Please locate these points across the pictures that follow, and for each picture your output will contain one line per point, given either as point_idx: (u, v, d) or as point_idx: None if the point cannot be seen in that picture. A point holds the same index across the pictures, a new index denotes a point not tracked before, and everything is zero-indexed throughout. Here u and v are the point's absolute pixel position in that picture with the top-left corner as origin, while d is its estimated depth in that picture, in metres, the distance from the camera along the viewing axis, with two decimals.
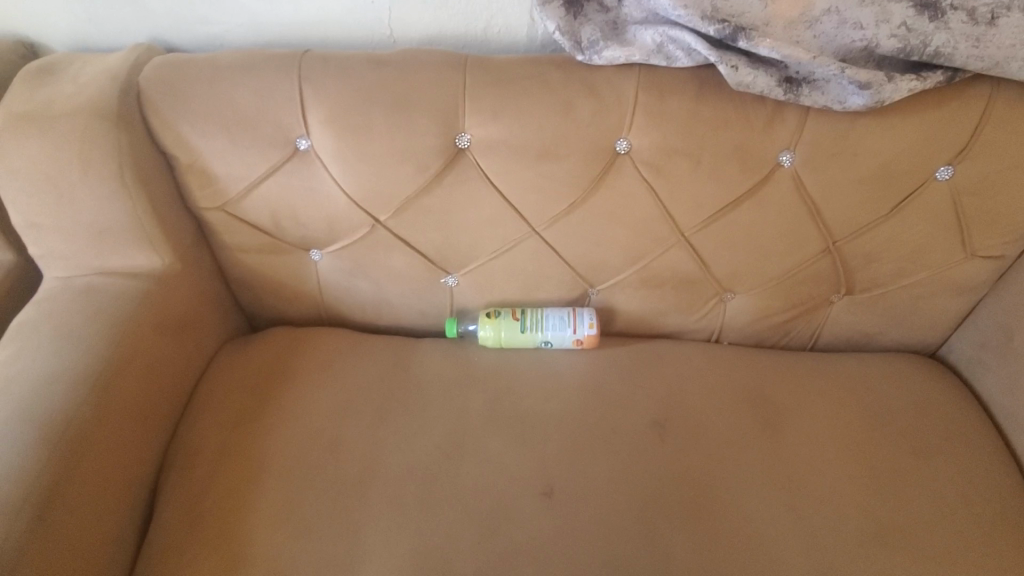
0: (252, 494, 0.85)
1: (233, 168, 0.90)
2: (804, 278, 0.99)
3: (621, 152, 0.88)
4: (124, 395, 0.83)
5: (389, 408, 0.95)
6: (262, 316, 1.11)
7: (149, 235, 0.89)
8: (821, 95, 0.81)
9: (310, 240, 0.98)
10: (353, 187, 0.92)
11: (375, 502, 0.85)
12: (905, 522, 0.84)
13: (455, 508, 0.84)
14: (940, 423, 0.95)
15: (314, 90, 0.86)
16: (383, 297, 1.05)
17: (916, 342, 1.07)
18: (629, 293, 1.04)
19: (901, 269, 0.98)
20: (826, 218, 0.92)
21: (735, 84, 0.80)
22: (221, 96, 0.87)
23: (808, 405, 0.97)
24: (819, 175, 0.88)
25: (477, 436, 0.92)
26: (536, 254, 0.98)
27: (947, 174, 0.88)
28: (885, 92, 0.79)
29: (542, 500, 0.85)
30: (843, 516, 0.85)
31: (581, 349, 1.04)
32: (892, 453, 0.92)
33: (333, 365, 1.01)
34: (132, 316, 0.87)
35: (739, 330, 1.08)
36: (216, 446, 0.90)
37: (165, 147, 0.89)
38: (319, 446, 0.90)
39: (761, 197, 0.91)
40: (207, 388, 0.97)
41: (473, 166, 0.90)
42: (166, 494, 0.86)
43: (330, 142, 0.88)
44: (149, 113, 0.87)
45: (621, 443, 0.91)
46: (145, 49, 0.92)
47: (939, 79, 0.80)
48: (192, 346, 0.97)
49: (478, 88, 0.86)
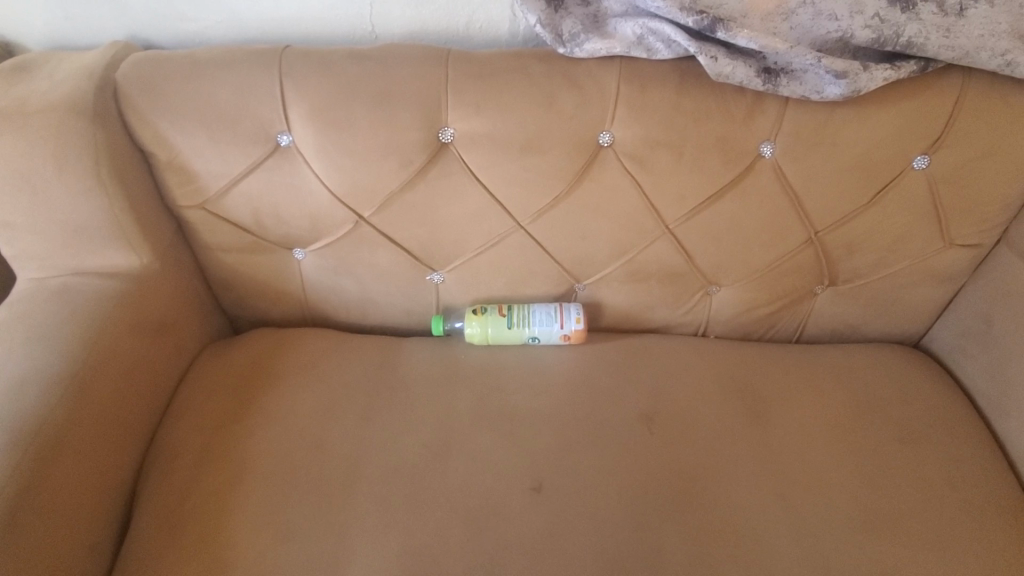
0: (236, 495, 0.84)
1: (214, 165, 0.89)
2: (787, 269, 1.00)
3: (604, 145, 0.89)
4: (101, 396, 0.81)
5: (375, 408, 0.94)
6: (246, 317, 1.09)
7: (127, 235, 0.88)
8: (799, 85, 0.82)
9: (293, 239, 0.97)
10: (336, 184, 0.91)
11: (362, 502, 0.83)
12: (894, 509, 0.85)
13: (444, 507, 0.83)
14: (924, 410, 0.96)
15: (296, 86, 0.86)
16: (368, 295, 1.04)
17: (899, 332, 1.09)
18: (616, 288, 1.04)
19: (882, 259, 0.99)
20: (807, 209, 0.93)
21: (715, 75, 0.81)
22: (200, 93, 0.86)
23: (794, 396, 0.98)
24: (799, 166, 0.89)
25: (466, 434, 0.91)
26: (522, 249, 0.98)
27: (924, 163, 0.89)
28: (861, 81, 0.80)
29: (531, 495, 0.84)
30: (832, 505, 0.85)
31: (569, 344, 1.04)
32: (879, 439, 0.93)
33: (318, 366, 1.00)
34: (109, 317, 0.86)
35: (724, 324, 1.08)
36: (197, 448, 0.88)
37: (144, 145, 0.88)
38: (304, 447, 0.89)
39: (743, 190, 0.92)
40: (189, 390, 0.96)
41: (457, 160, 0.90)
42: (145, 497, 0.84)
43: (313, 137, 0.88)
44: (127, 109, 0.86)
45: (610, 437, 0.91)
46: (123, 47, 0.91)
47: (912, 69, 0.81)
48: (172, 348, 0.96)
49: (461, 82, 0.86)
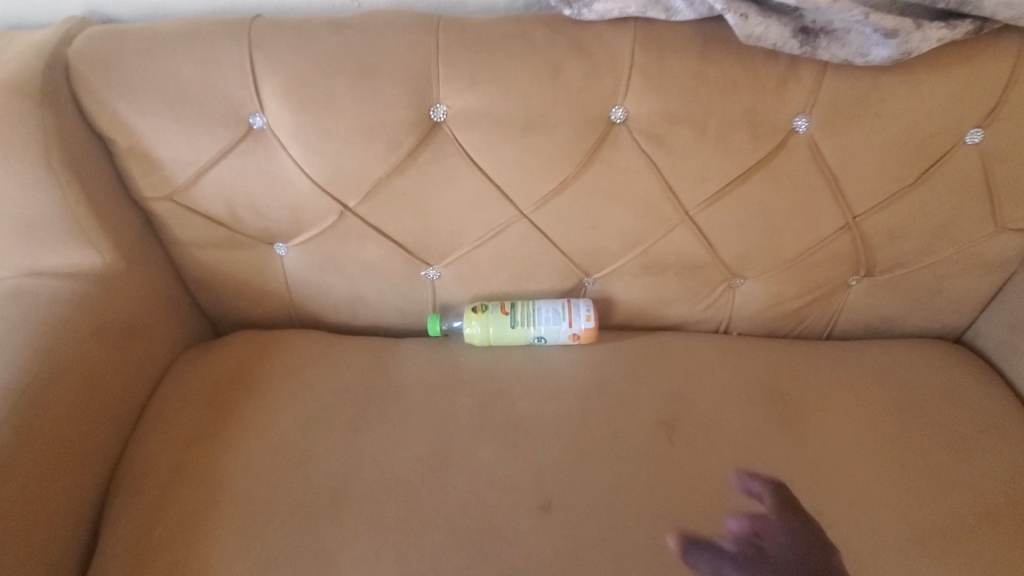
0: (210, 518, 0.75)
1: (180, 150, 0.80)
2: (820, 258, 0.90)
3: (616, 122, 0.79)
4: (55, 413, 0.72)
5: (365, 418, 0.85)
6: (227, 319, 1.00)
7: (85, 229, 0.79)
8: (841, 47, 0.72)
9: (273, 232, 0.88)
10: (317, 171, 0.82)
11: (350, 525, 0.75)
12: (946, 527, 0.76)
13: (441, 530, 0.74)
14: (974, 414, 0.87)
15: (266, 59, 0.76)
16: (358, 293, 0.95)
17: (940, 326, 0.99)
18: (629, 281, 0.94)
19: (926, 246, 0.89)
20: (844, 190, 0.83)
21: (744, 36, 0.70)
22: (160, 69, 0.76)
23: (828, 399, 0.89)
24: (836, 142, 0.79)
25: (464, 445, 0.82)
26: (525, 240, 0.89)
27: (976, 137, 0.79)
28: (913, 41, 0.70)
29: (538, 514, 0.76)
30: (876, 523, 0.76)
31: (578, 344, 0.95)
32: (925, 448, 0.83)
33: (304, 372, 0.91)
34: (65, 323, 0.77)
35: (749, 319, 0.99)
36: (169, 465, 0.80)
37: (102, 130, 0.79)
38: (286, 463, 0.80)
39: (772, 170, 0.82)
40: (162, 400, 0.87)
41: (451, 141, 0.80)
42: (110, 522, 0.76)
43: (288, 119, 0.78)
44: (80, 89, 0.77)
45: (625, 449, 0.82)
46: (79, 22, 0.81)
47: (967, 30, 0.71)
48: (143, 354, 0.87)
49: (453, 51, 0.76)
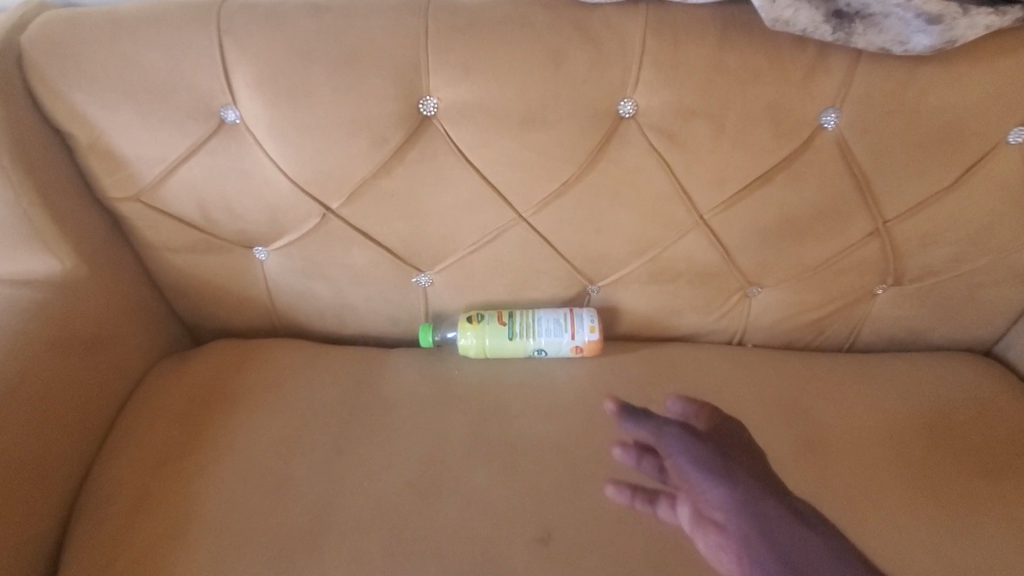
0: (178, 548, 0.69)
1: (147, 146, 0.74)
2: (845, 265, 0.83)
3: (625, 116, 0.72)
4: (6, 435, 0.66)
5: (350, 437, 0.79)
6: (205, 327, 0.94)
7: (42, 232, 0.72)
8: (878, 34, 0.64)
9: (251, 235, 0.81)
10: (296, 170, 0.75)
11: (330, 557, 0.68)
12: (986, 563, 0.69)
13: (430, 564, 0.68)
14: (1012, 436, 0.80)
15: (239, 46, 0.69)
16: (345, 300, 0.89)
17: (971, 338, 0.92)
18: (637, 289, 0.87)
19: (960, 253, 0.82)
20: (874, 192, 0.76)
21: (771, 21, 0.63)
22: (122, 57, 0.69)
23: (852, 418, 0.82)
24: (867, 140, 0.72)
25: (457, 468, 0.76)
26: (524, 244, 0.82)
27: (1020, 137, 0.72)
28: (958, 28, 0.63)
29: (536, 547, 0.69)
30: (908, 558, 0.69)
31: (581, 357, 0.88)
32: (961, 474, 0.76)
33: (286, 385, 0.84)
34: (19, 336, 0.71)
35: (765, 330, 0.92)
36: (137, 488, 0.74)
37: (60, 124, 0.72)
38: (263, 487, 0.74)
39: (795, 171, 0.75)
40: (133, 416, 0.81)
41: (443, 137, 0.73)
42: (70, 552, 0.69)
43: (264, 112, 0.71)
44: (34, 79, 0.70)
45: (633, 473, 0.75)
46: (37, 5, 0.74)
47: (1018, 16, 0.63)
48: (111, 366, 0.80)
49: (445, 38, 0.69)
